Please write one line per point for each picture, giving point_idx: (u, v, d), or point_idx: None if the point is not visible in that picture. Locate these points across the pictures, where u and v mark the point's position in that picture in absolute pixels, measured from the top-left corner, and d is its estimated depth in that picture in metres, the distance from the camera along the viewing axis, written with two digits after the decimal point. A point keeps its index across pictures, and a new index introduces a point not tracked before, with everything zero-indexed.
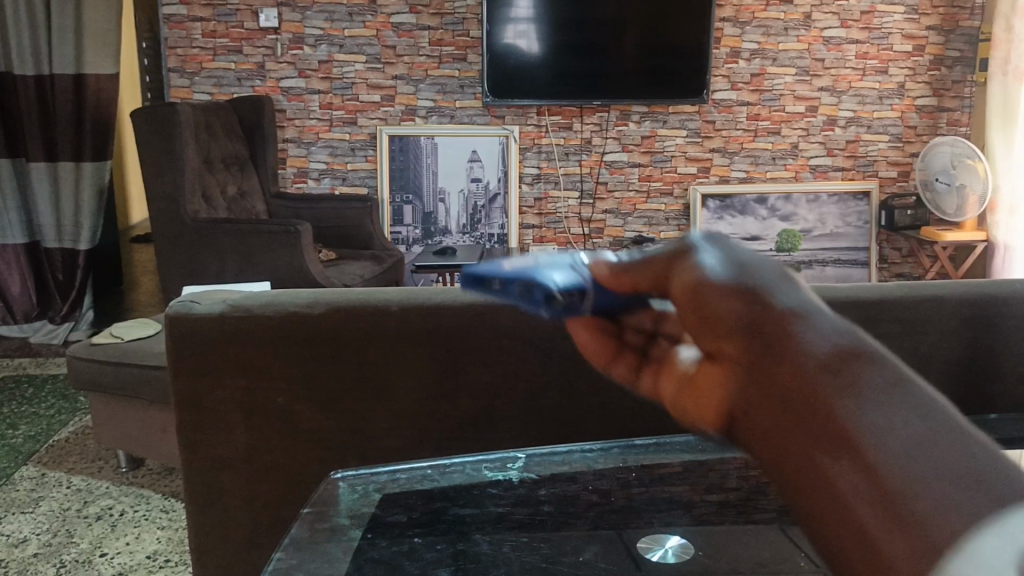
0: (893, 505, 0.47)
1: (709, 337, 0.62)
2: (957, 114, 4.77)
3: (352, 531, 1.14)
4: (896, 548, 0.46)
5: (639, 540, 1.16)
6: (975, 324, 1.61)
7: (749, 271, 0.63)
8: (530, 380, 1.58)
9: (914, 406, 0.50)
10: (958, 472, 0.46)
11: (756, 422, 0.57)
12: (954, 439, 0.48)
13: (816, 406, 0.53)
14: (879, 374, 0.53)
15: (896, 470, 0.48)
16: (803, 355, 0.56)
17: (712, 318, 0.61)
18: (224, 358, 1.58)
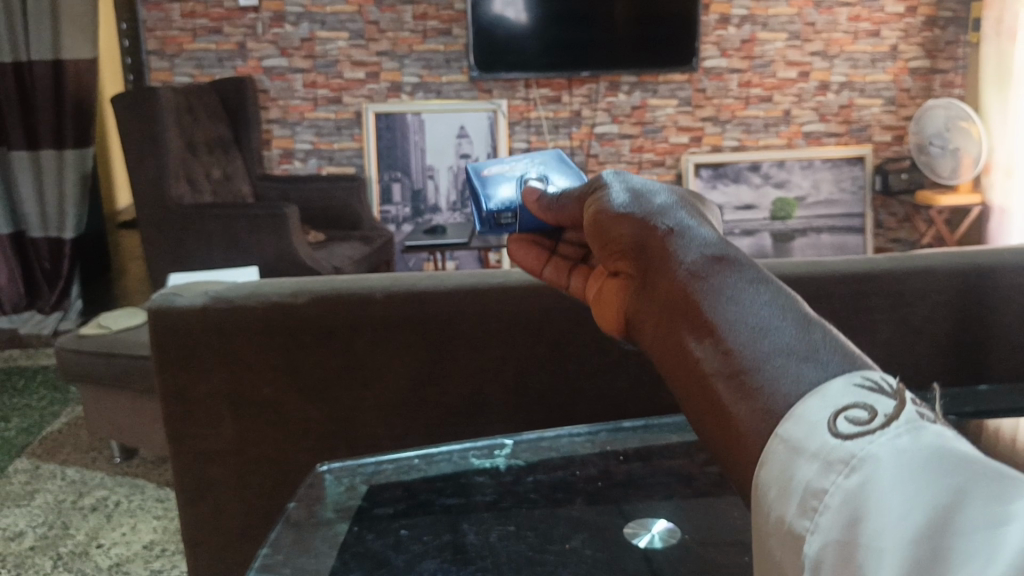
0: (748, 383, 0.54)
1: (609, 255, 0.72)
2: (951, 76, 4.69)
3: (338, 525, 1.07)
4: (750, 415, 0.53)
5: (627, 524, 1.09)
6: (965, 295, 1.57)
7: (641, 199, 0.72)
8: (519, 364, 1.55)
9: (767, 302, 0.57)
10: (798, 349, 0.54)
11: (648, 326, 0.66)
12: (799, 324, 0.55)
13: (688, 306, 0.61)
14: (739, 275, 0.60)
15: (750, 354, 0.55)
16: (678, 264, 0.64)
17: (613, 239, 0.71)
18: (207, 352, 1.53)
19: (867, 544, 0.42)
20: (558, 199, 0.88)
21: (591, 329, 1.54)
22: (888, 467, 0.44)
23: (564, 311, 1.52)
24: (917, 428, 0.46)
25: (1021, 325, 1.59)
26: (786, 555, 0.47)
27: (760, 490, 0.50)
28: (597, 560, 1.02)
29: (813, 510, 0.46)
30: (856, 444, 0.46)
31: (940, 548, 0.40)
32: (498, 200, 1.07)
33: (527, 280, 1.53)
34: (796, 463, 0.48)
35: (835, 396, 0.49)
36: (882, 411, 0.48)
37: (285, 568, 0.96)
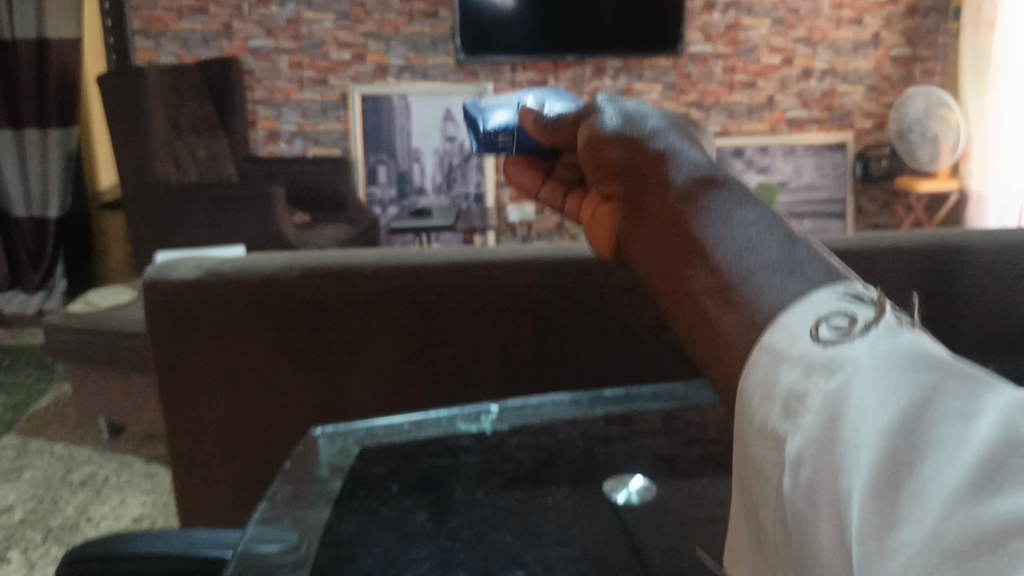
0: (737, 296, 0.56)
1: (602, 181, 0.78)
2: (932, 64, 4.75)
3: (332, 482, 1.11)
4: (738, 324, 0.55)
5: (605, 481, 1.18)
6: (940, 270, 1.61)
7: (646, 137, 0.75)
8: (506, 337, 1.58)
9: (755, 221, 0.60)
10: (783, 264, 0.55)
11: (647, 251, 0.68)
12: (786, 241, 0.57)
13: (682, 229, 0.64)
14: (730, 200, 0.63)
15: (739, 270, 0.57)
16: (669, 187, 0.68)
17: (613, 165, 0.76)
18: (200, 324, 1.55)
19: (849, 442, 0.41)
20: (554, 119, 0.92)
21: (575, 304, 1.56)
22: (869, 370, 0.44)
23: (552, 285, 1.55)
24: (893, 334, 0.46)
25: (994, 299, 1.64)
26: (769, 461, 0.46)
27: (746, 400, 0.50)
28: (575, 511, 1.10)
29: (794, 412, 0.46)
30: (836, 351, 0.46)
31: (919, 443, 0.39)
32: (495, 122, 1.03)
33: (514, 256, 1.55)
34: (778, 368, 0.49)
35: (818, 306, 0.50)
36: (864, 318, 0.48)
37: (283, 518, 1.00)
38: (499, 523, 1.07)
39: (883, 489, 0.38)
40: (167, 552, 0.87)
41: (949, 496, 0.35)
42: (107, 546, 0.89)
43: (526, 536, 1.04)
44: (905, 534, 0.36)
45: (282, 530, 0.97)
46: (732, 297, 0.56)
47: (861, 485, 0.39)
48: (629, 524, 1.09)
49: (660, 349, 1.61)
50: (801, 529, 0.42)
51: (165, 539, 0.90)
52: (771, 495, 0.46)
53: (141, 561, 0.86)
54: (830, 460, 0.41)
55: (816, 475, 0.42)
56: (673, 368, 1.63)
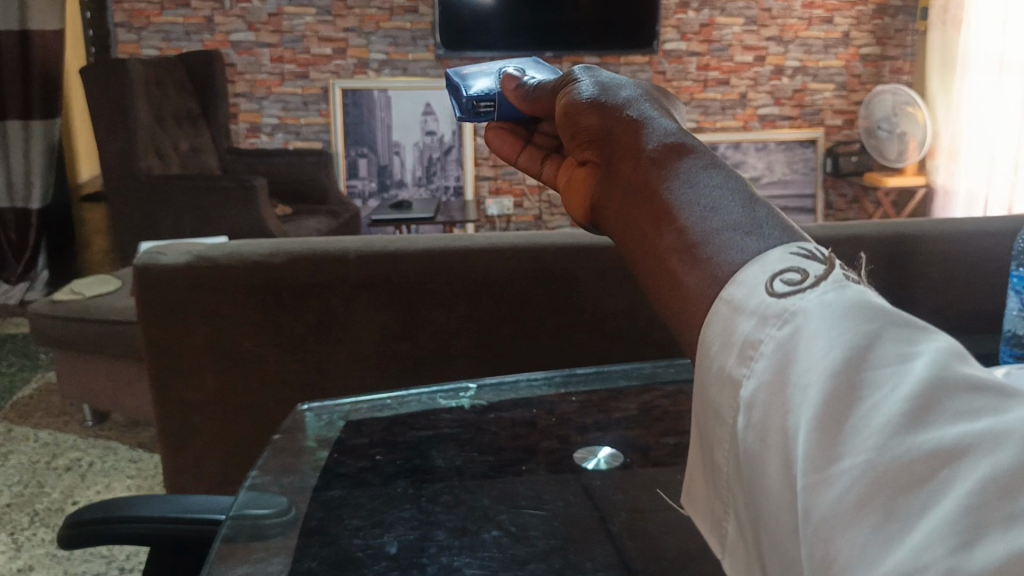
0: (698, 255, 0.49)
1: (579, 145, 0.67)
2: (900, 63, 4.87)
3: (319, 453, 1.19)
4: (699, 283, 0.48)
5: (576, 450, 1.26)
6: (893, 258, 1.70)
7: (608, 91, 0.67)
8: (482, 320, 1.65)
9: (716, 180, 0.52)
10: (745, 223, 0.49)
11: (604, 211, 0.61)
12: (746, 200, 0.50)
13: (642, 184, 0.56)
14: (688, 156, 0.55)
15: (699, 227, 0.50)
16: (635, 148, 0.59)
17: (579, 128, 0.66)
18: (190, 306, 1.61)
19: (797, 383, 0.39)
20: (532, 89, 0.89)
21: (549, 289, 1.64)
22: (820, 318, 0.40)
23: (526, 271, 1.62)
24: (845, 288, 0.42)
25: (943, 285, 1.73)
26: (722, 403, 0.43)
27: (703, 353, 0.45)
28: (549, 480, 1.18)
29: (750, 359, 0.42)
30: (790, 300, 0.42)
31: (860, 384, 0.37)
32: (477, 88, 1.06)
33: (491, 243, 1.62)
34: (733, 319, 0.44)
35: (772, 263, 0.45)
36: (814, 273, 0.43)
37: (273, 487, 1.08)
38: (476, 490, 1.14)
39: (827, 427, 0.36)
40: (158, 517, 0.95)
41: (883, 429, 0.35)
42: (109, 505, 0.98)
43: (502, 500, 1.11)
44: (844, 464, 0.35)
45: (272, 495, 1.06)
46: (692, 255, 0.49)
47: (807, 422, 0.37)
48: (599, 489, 1.16)
49: (628, 332, 1.69)
50: (750, 471, 0.40)
51: (162, 504, 0.99)
52: (724, 437, 0.43)
53: (135, 524, 0.95)
54: (776, 401, 0.39)
55: (764, 415, 0.40)
56: (641, 350, 1.71)
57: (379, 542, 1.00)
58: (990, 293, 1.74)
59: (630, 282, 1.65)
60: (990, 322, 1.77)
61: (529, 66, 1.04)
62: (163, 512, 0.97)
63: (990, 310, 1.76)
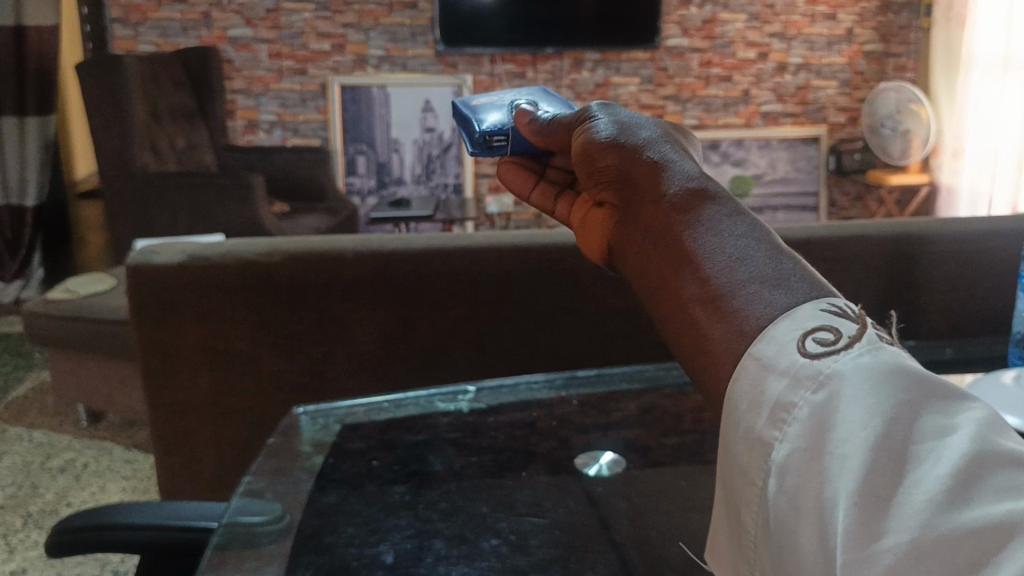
0: (724, 306, 0.50)
1: (593, 180, 0.68)
2: (904, 60, 4.83)
3: (315, 457, 1.15)
4: (724, 336, 0.49)
5: (577, 456, 1.22)
6: (899, 258, 1.66)
7: (626, 128, 0.68)
8: (482, 321, 1.62)
9: (742, 227, 0.53)
10: (771, 274, 0.50)
11: (621, 251, 0.61)
12: (772, 247, 0.51)
13: (661, 228, 0.57)
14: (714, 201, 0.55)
15: (726, 277, 0.51)
16: (656, 187, 0.60)
17: (594, 163, 0.67)
18: (184, 307, 1.57)
19: (835, 452, 0.40)
20: (552, 124, 0.85)
21: (551, 289, 1.60)
22: (856, 383, 0.42)
23: (527, 271, 1.58)
24: (879, 348, 0.43)
25: (951, 286, 1.69)
26: (751, 463, 0.44)
27: (731, 408, 0.46)
28: (551, 485, 1.14)
29: (783, 422, 0.43)
30: (823, 363, 0.43)
31: (900, 457, 0.39)
32: (489, 123, 1.01)
33: (491, 242, 1.58)
34: (764, 378, 0.45)
35: (803, 320, 0.46)
36: (846, 333, 0.44)
37: (266, 492, 1.04)
38: (476, 496, 1.10)
39: (866, 500, 0.38)
40: (148, 524, 0.92)
41: (925, 507, 0.36)
42: (98, 511, 0.95)
43: (501, 507, 1.08)
44: (892, 544, 0.36)
45: (266, 500, 1.01)
46: (716, 308, 0.50)
47: (847, 494, 0.38)
48: (604, 496, 1.13)
49: (629, 333, 1.66)
50: (782, 535, 0.41)
51: (151, 511, 0.95)
52: (752, 499, 0.43)
53: (124, 532, 0.91)
54: (810, 468, 0.40)
55: (798, 481, 0.41)
56: (642, 351, 1.68)
57: (375, 551, 0.97)
58: (998, 293, 1.71)
59: (632, 282, 1.61)
60: (999, 323, 1.74)
61: (541, 101, 1.03)
62: (152, 518, 0.93)
63: (998, 311, 1.72)
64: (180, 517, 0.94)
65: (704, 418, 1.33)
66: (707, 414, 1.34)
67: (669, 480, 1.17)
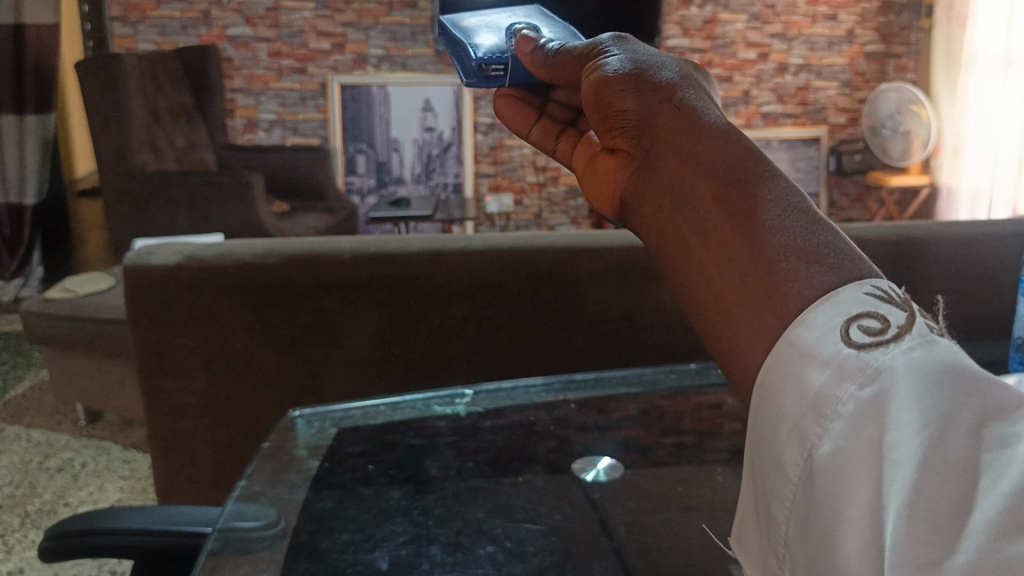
0: (758, 285, 0.50)
1: (607, 127, 0.66)
2: (905, 60, 4.83)
3: (310, 461, 1.15)
4: (760, 319, 0.49)
5: (575, 462, 1.21)
6: (900, 261, 1.65)
7: (648, 71, 0.64)
8: (480, 324, 1.61)
9: (782, 198, 0.52)
10: (809, 251, 0.49)
11: (639, 209, 0.61)
12: (808, 220, 0.51)
13: (693, 199, 0.55)
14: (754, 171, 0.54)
15: (763, 254, 0.50)
16: (680, 146, 0.58)
17: (611, 111, 0.65)
18: (181, 308, 1.57)
19: (890, 456, 0.41)
20: (557, 59, 0.82)
21: (549, 290, 1.60)
22: (908, 381, 0.42)
23: (525, 273, 1.58)
24: (930, 342, 0.44)
25: (952, 289, 1.69)
26: (786, 455, 0.44)
27: (766, 392, 0.46)
28: (548, 489, 1.14)
29: (828, 416, 0.43)
30: (872, 355, 0.43)
31: (953, 469, 0.40)
32: (485, 49, 0.95)
33: (490, 244, 1.58)
34: (806, 366, 0.45)
35: (847, 307, 0.46)
36: (894, 321, 0.45)
37: (261, 497, 1.03)
38: (473, 501, 1.10)
39: (922, 514, 0.40)
40: (146, 528, 0.92)
41: (984, 527, 0.38)
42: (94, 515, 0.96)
43: (497, 513, 1.08)
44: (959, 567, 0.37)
45: (262, 506, 1.01)
46: (755, 293, 0.50)
47: (897, 504, 0.40)
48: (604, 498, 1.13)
49: (627, 337, 1.65)
50: (821, 534, 0.42)
51: (146, 516, 0.95)
52: (786, 493, 0.44)
53: (121, 535, 0.91)
54: (857, 469, 0.41)
55: (839, 481, 0.42)
56: (638, 356, 1.67)
57: (369, 557, 0.97)
58: (1001, 296, 1.70)
59: (629, 285, 1.61)
60: (999, 327, 1.73)
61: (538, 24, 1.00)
62: (147, 521, 0.93)
63: (1000, 313, 1.72)
64: (175, 521, 0.94)
65: (705, 417, 1.33)
66: (707, 414, 1.33)
67: (664, 482, 1.16)
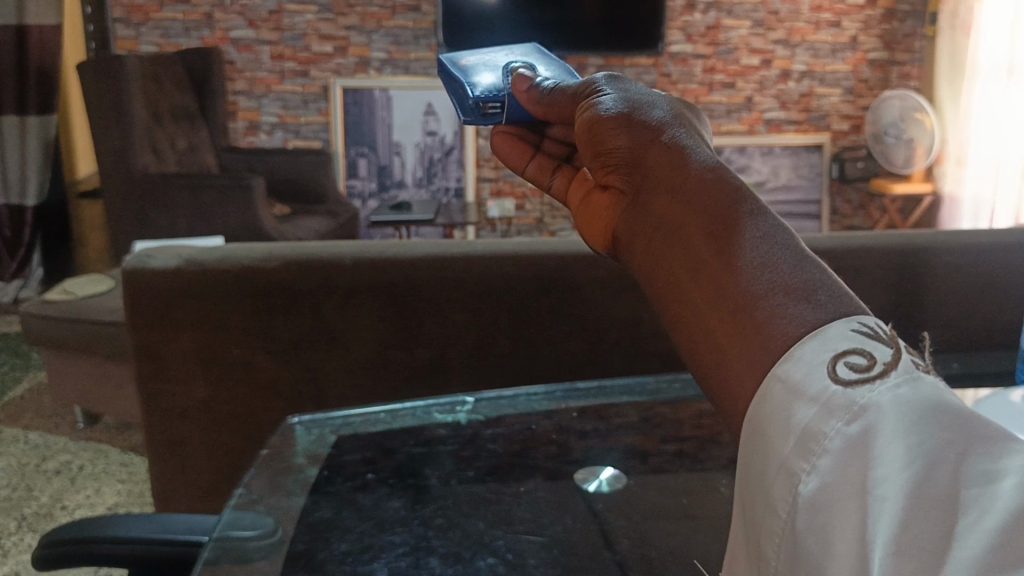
0: (745, 318, 0.50)
1: (602, 165, 0.68)
2: (908, 68, 4.82)
3: (308, 469, 1.14)
4: (746, 354, 0.49)
5: (577, 472, 1.21)
6: (905, 270, 1.64)
7: (640, 111, 0.67)
8: (480, 330, 1.60)
9: (768, 234, 0.52)
10: (796, 286, 0.49)
11: (633, 245, 0.62)
12: (795, 256, 0.51)
13: (683, 231, 0.56)
14: (741, 202, 0.54)
15: (749, 288, 0.50)
16: (670, 184, 0.60)
17: (606, 150, 0.67)
18: (179, 312, 1.55)
19: (873, 493, 0.40)
20: (552, 93, 0.83)
21: (551, 297, 1.59)
22: (894, 417, 0.41)
23: (527, 280, 1.57)
24: (916, 378, 0.43)
25: (956, 299, 1.68)
26: (776, 491, 0.43)
27: (755, 428, 0.46)
28: (548, 499, 1.13)
29: (814, 452, 0.42)
30: (857, 392, 0.43)
31: (939, 504, 0.38)
32: (482, 88, 0.94)
33: (490, 250, 1.57)
34: (792, 403, 0.45)
35: (832, 341, 0.45)
36: (880, 358, 0.44)
37: (258, 506, 1.02)
38: (473, 512, 1.09)
39: (908, 551, 0.38)
40: (142, 536, 0.91)
41: (967, 565, 0.36)
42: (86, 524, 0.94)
43: (498, 523, 1.07)
44: None
45: (259, 514, 1.00)
46: (739, 330, 0.50)
47: (883, 541, 0.38)
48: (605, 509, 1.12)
49: (629, 344, 1.64)
50: (810, 573, 0.41)
51: (142, 524, 0.94)
52: (775, 529, 0.43)
53: (117, 544, 0.90)
54: (841, 507, 0.40)
55: (827, 516, 0.41)
56: (640, 362, 1.66)
57: (368, 568, 0.96)
58: (1006, 307, 1.69)
59: (632, 293, 1.60)
60: (1002, 338, 1.72)
61: (533, 62, 1.00)
62: (140, 531, 0.92)
63: (1004, 323, 1.71)
64: (170, 531, 0.93)
65: (705, 425, 1.33)
66: (708, 422, 1.33)
67: (664, 492, 1.17)
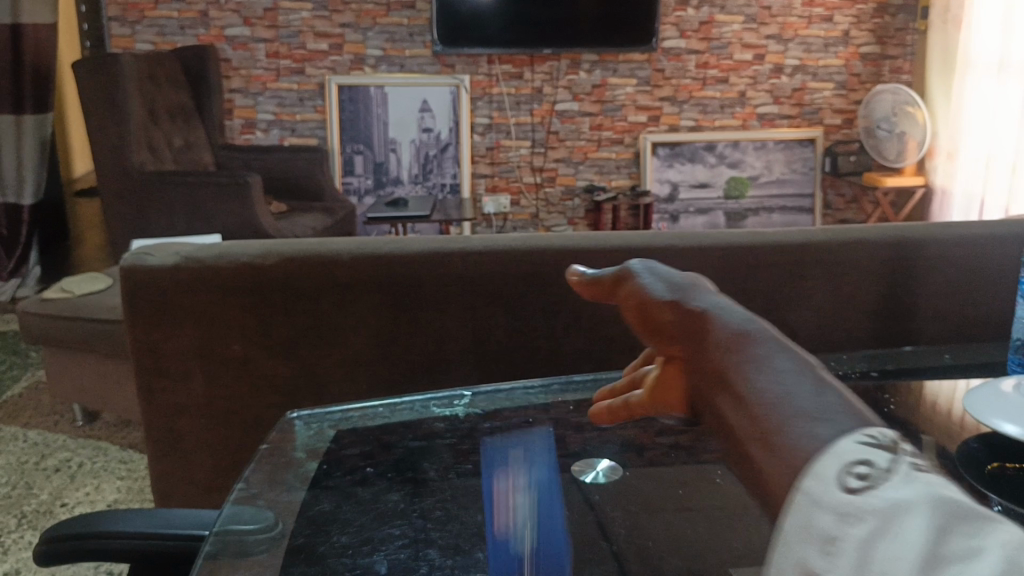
0: (772, 437, 0.50)
1: (660, 339, 0.76)
2: (901, 62, 4.84)
3: (308, 464, 1.16)
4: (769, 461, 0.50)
5: (575, 463, 1.17)
6: (898, 265, 1.66)
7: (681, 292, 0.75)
8: (476, 325, 1.62)
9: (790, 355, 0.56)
10: (815, 396, 0.50)
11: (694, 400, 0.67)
12: (816, 376, 0.53)
13: (717, 380, 0.61)
14: (757, 343, 0.59)
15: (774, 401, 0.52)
16: (705, 340, 0.66)
17: (658, 324, 0.75)
18: (178, 309, 1.58)
19: None
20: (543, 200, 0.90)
21: (547, 292, 1.61)
22: (888, 518, 0.40)
23: (522, 275, 1.59)
24: (913, 476, 0.41)
25: (947, 293, 1.70)
26: None
27: (781, 544, 0.45)
28: (546, 488, 1.12)
29: (831, 555, 0.42)
30: (859, 497, 0.42)
31: None
32: None
33: (486, 245, 1.59)
34: (807, 516, 0.44)
35: (842, 451, 0.45)
36: (881, 464, 0.43)
37: (259, 500, 1.05)
38: (471, 502, 1.09)
39: None
40: (141, 531, 0.98)
41: None
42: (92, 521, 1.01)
43: None
44: None
45: (257, 509, 1.04)
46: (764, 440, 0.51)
47: None
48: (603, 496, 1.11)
49: (625, 338, 1.66)
50: None
51: (144, 518, 1.01)
52: None
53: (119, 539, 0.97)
54: None
55: None
56: (636, 357, 1.68)
57: (368, 560, 0.97)
58: (998, 298, 1.71)
59: None
60: (990, 331, 1.74)
61: None
62: (137, 531, 0.98)
63: (996, 316, 1.73)
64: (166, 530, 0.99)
65: None
66: None
67: (666, 481, 1.14)
